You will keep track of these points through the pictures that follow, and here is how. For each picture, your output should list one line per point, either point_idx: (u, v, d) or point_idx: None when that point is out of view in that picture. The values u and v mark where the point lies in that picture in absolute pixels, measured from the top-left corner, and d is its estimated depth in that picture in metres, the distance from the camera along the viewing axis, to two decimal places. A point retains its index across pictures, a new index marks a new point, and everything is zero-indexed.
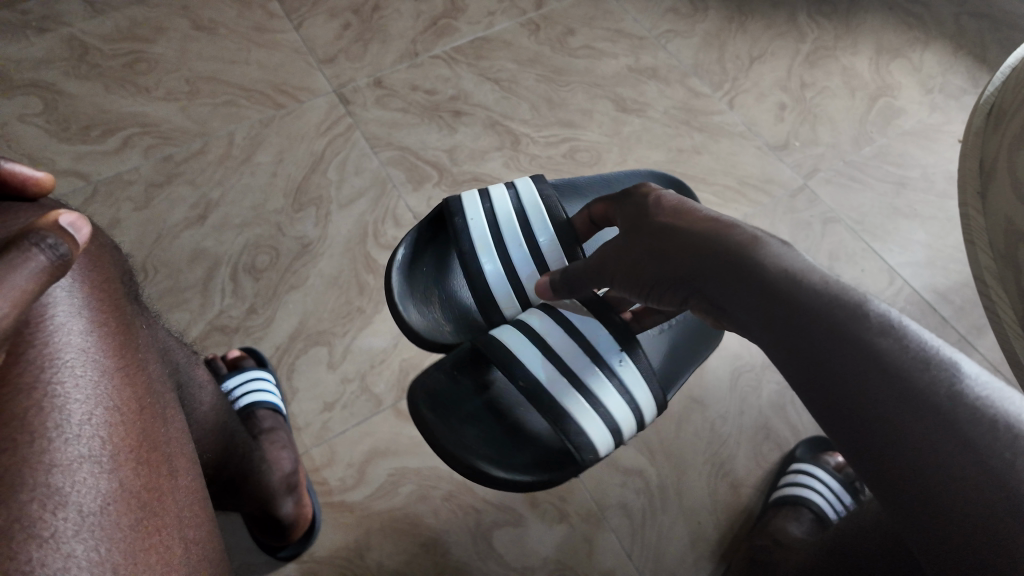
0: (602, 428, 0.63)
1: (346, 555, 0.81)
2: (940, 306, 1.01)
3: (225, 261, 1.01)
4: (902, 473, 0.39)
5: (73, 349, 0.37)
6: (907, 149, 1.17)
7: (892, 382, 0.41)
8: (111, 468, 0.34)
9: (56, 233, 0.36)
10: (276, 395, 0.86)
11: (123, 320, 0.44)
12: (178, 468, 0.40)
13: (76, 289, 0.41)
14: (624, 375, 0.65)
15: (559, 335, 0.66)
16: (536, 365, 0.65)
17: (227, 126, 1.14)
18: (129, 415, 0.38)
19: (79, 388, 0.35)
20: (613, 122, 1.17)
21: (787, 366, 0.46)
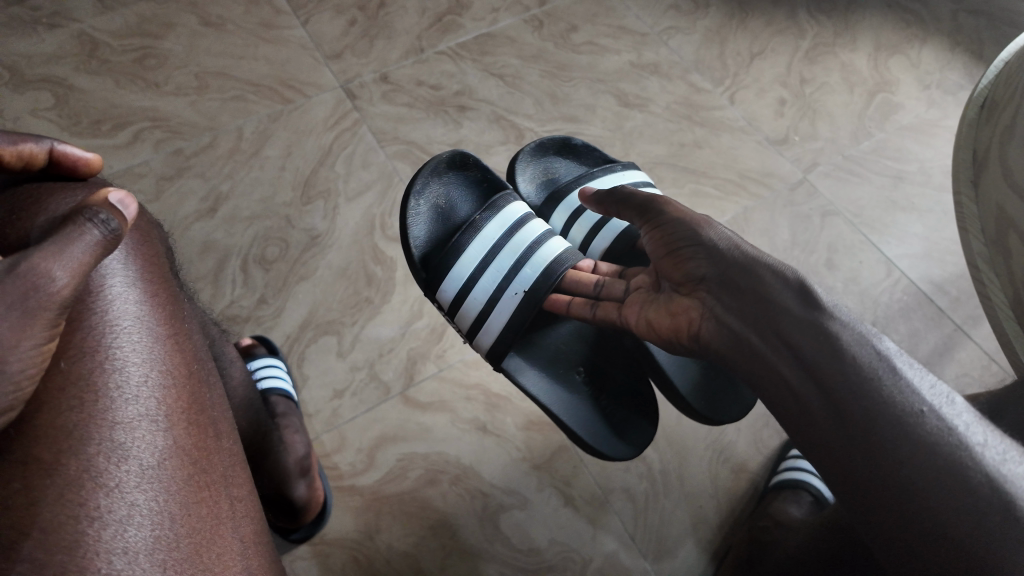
0: (461, 283, 0.80)
1: (356, 537, 0.83)
2: (936, 297, 1.03)
3: (235, 252, 1.03)
4: (891, 482, 0.46)
5: (129, 318, 0.42)
6: (905, 144, 1.19)
7: (891, 406, 0.48)
8: (165, 426, 0.39)
9: (107, 210, 0.41)
10: (287, 382, 0.88)
11: (172, 292, 0.48)
12: (224, 432, 0.45)
13: (131, 264, 0.46)
14: (508, 293, 0.79)
15: (527, 242, 0.81)
16: (498, 220, 0.82)
17: (236, 121, 1.15)
18: (180, 378, 0.43)
19: (136, 351, 0.41)
20: (615, 117, 1.19)
21: (799, 375, 0.52)
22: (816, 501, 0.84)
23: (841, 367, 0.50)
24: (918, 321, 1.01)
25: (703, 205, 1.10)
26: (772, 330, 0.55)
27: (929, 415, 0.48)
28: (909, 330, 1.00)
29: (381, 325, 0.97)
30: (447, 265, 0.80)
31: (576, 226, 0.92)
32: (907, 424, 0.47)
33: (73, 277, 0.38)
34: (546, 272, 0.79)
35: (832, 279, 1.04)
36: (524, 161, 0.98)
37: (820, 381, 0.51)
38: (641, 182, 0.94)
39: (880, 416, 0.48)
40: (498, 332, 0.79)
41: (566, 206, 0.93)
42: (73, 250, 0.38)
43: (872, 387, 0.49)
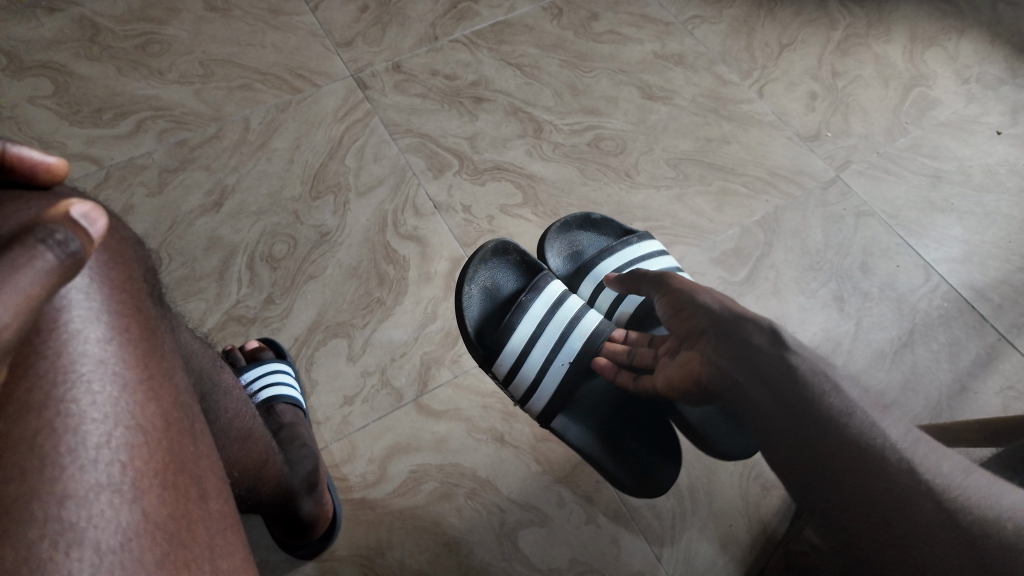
0: (513, 359, 0.79)
1: (367, 554, 0.79)
2: (978, 304, 0.97)
3: (242, 249, 0.98)
4: (875, 528, 0.47)
5: (89, 364, 0.36)
6: (943, 142, 1.12)
7: (865, 452, 0.49)
8: (131, 498, 0.32)
9: (64, 227, 0.33)
10: (296, 389, 0.85)
11: (145, 326, 0.42)
12: (211, 490, 0.37)
13: (96, 293, 0.39)
14: (558, 366, 0.80)
15: (570, 317, 0.81)
16: (541, 298, 0.81)
17: (242, 111, 1.10)
18: (154, 434, 0.36)
19: (96, 405, 0.34)
20: (639, 110, 1.14)
21: (782, 417, 0.54)
22: None
23: (812, 417, 0.53)
24: (957, 329, 0.96)
25: (730, 205, 1.06)
26: (745, 387, 0.58)
27: (900, 456, 0.49)
28: (949, 339, 0.95)
29: (394, 328, 0.92)
30: (500, 343, 0.79)
31: (601, 296, 0.89)
32: (884, 469, 0.48)
33: (13, 314, 0.31)
34: (592, 345, 0.80)
35: (866, 285, 1.00)
36: (551, 239, 0.94)
37: (788, 425, 0.54)
38: (663, 256, 0.91)
39: (857, 460, 0.49)
40: (549, 400, 0.79)
41: (593, 277, 0.90)
42: (17, 282, 0.31)
43: (850, 436, 0.51)
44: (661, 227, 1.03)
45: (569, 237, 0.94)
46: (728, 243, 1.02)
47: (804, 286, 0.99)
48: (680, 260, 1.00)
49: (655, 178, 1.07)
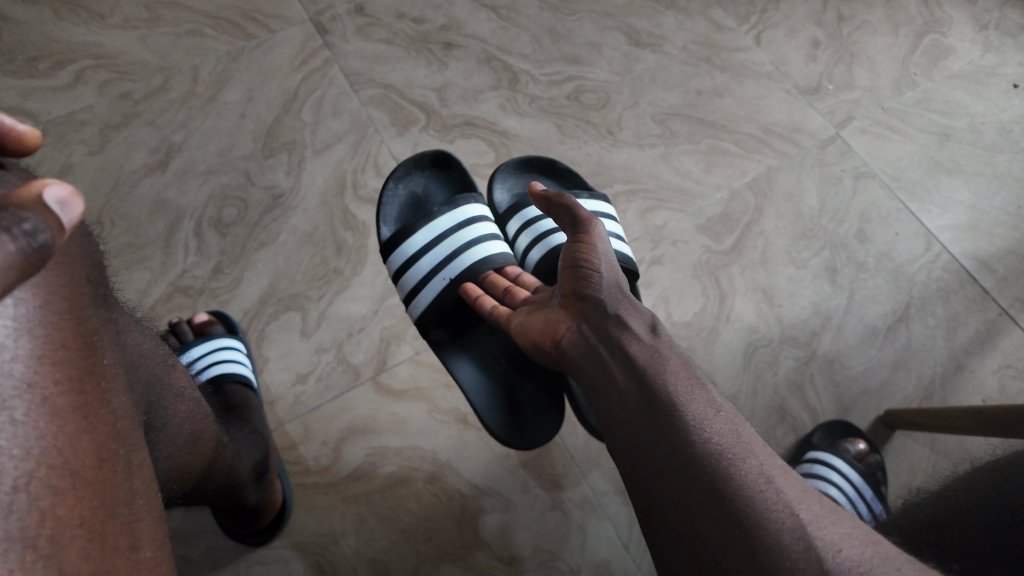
0: (403, 260, 0.74)
1: (319, 542, 0.75)
2: (981, 275, 0.91)
3: (189, 214, 0.91)
4: (698, 548, 0.42)
5: (10, 389, 0.27)
6: (955, 95, 1.03)
7: (710, 471, 0.44)
8: (49, 554, 0.26)
9: (33, 213, 0.26)
10: (248, 366, 0.79)
11: (87, 337, 0.33)
12: (144, 532, 0.31)
13: (32, 299, 0.30)
14: (439, 281, 0.73)
15: (472, 240, 0.74)
16: (452, 214, 0.75)
17: (191, 60, 1.00)
18: (83, 475, 0.29)
19: (17, 438, 0.27)
20: (624, 59, 1.04)
21: (637, 415, 0.49)
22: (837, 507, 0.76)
23: (673, 424, 0.47)
24: (957, 304, 0.89)
25: (719, 165, 0.97)
26: (602, 371, 0.53)
27: (747, 482, 0.43)
28: (947, 314, 0.89)
29: (352, 301, 0.86)
30: (396, 240, 0.75)
31: (522, 238, 0.80)
32: (746, 498, 0.42)
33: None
34: (474, 273, 0.73)
35: (862, 255, 0.93)
36: (505, 171, 0.87)
37: (645, 429, 0.48)
38: (607, 218, 0.82)
39: (710, 481, 0.43)
40: (422, 308, 0.74)
41: (522, 217, 0.82)
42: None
43: (712, 456, 0.44)
44: (643, 190, 0.95)
45: (519, 180, 0.88)
46: (716, 208, 0.94)
47: (794, 256, 0.92)
48: (662, 227, 0.93)
49: (640, 135, 0.99)
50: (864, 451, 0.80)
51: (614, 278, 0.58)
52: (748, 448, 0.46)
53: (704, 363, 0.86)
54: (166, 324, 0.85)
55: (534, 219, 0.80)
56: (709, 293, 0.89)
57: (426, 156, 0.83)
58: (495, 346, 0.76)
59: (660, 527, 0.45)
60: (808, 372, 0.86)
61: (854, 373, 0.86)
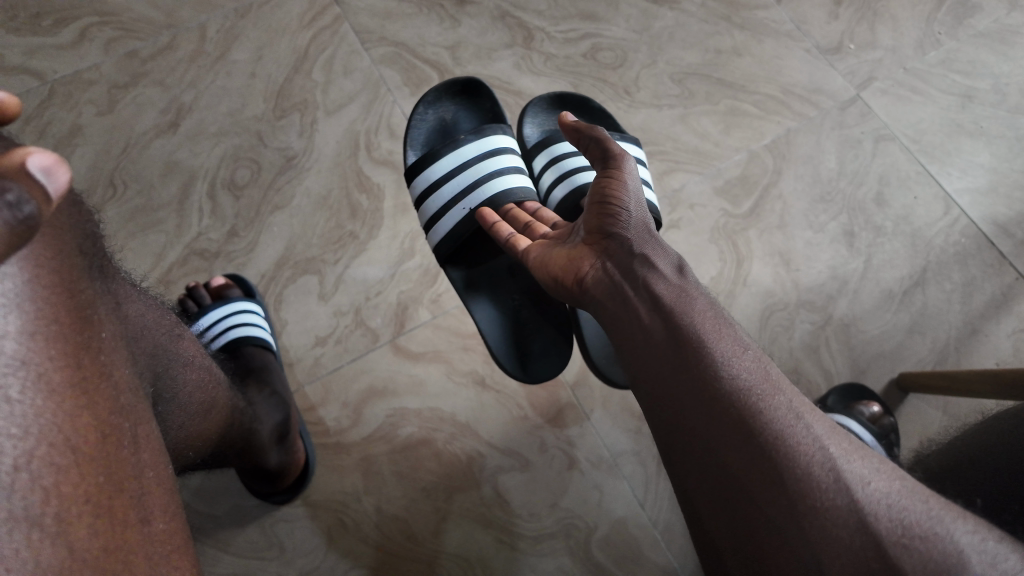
0: (426, 185, 0.74)
1: (342, 499, 0.77)
2: (999, 240, 0.90)
3: (202, 175, 0.90)
4: (726, 480, 0.43)
5: (3, 365, 0.27)
6: (980, 55, 1.00)
7: (740, 407, 0.44)
8: (56, 532, 0.26)
9: (16, 183, 0.25)
10: (267, 330, 0.79)
11: (83, 312, 0.33)
12: (155, 505, 0.31)
13: (20, 274, 0.29)
14: (460, 210, 0.73)
15: (496, 172, 0.73)
16: (479, 143, 0.74)
17: (197, 16, 0.97)
18: (85, 451, 0.28)
19: (14, 417, 0.26)
20: (642, 15, 1.01)
21: (666, 352, 0.49)
22: None
23: (701, 360, 0.47)
24: (974, 268, 0.89)
25: (738, 126, 0.96)
26: (630, 308, 0.52)
27: (776, 418, 0.43)
28: (964, 279, 0.89)
29: (368, 265, 0.86)
30: (421, 165, 0.75)
31: (547, 174, 0.80)
32: (774, 434, 0.43)
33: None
34: (495, 204, 0.72)
35: (880, 219, 0.92)
36: (537, 107, 0.86)
37: (672, 366, 0.48)
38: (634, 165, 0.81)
39: (739, 417, 0.44)
40: (441, 236, 0.74)
41: (550, 153, 0.81)
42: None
43: (740, 393, 0.45)
44: (661, 151, 0.94)
45: (550, 118, 0.86)
46: (734, 170, 0.93)
47: (813, 220, 0.92)
48: (680, 190, 0.92)
49: (658, 96, 0.97)
50: (877, 413, 0.79)
51: (639, 213, 0.56)
52: (775, 385, 0.46)
53: None
54: (183, 287, 0.85)
55: (561, 156, 0.79)
56: (726, 258, 0.89)
57: (458, 83, 0.82)
58: (511, 283, 0.76)
59: (687, 461, 0.46)
60: (824, 336, 0.86)
61: (869, 337, 0.87)
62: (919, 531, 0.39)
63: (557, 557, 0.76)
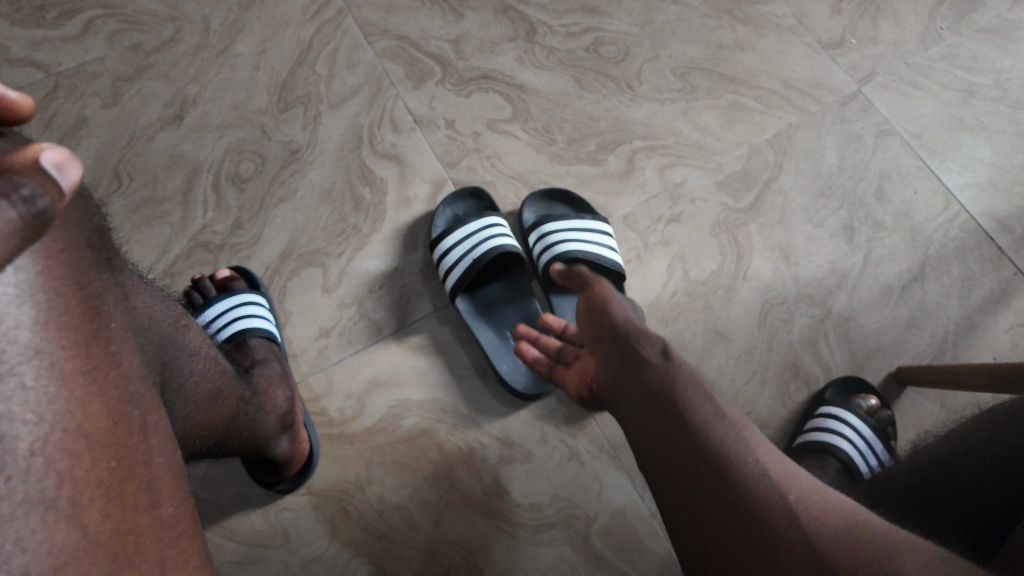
0: (436, 260, 0.84)
1: (346, 489, 0.78)
2: (998, 235, 0.91)
3: (207, 168, 0.91)
4: (709, 537, 0.46)
5: (18, 354, 0.28)
6: (982, 50, 1.00)
7: (716, 470, 0.48)
8: (70, 514, 0.26)
9: (30, 178, 0.25)
10: (271, 322, 0.80)
11: (91, 303, 0.33)
12: (165, 490, 0.31)
13: (33, 265, 0.30)
14: (459, 268, 0.81)
15: (484, 246, 0.81)
16: (478, 223, 0.83)
17: (201, 9, 0.98)
18: (98, 436, 0.29)
19: (28, 404, 0.27)
20: (644, 9, 1.01)
21: (655, 429, 0.53)
22: (844, 468, 0.78)
23: (684, 431, 0.51)
24: (973, 263, 0.90)
25: (739, 121, 0.96)
26: (626, 391, 0.58)
27: (750, 477, 0.47)
28: (963, 273, 0.89)
29: (371, 258, 0.87)
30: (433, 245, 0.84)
31: (537, 247, 0.86)
32: (744, 492, 0.46)
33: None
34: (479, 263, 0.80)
35: (880, 213, 0.93)
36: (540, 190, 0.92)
37: (661, 441, 0.52)
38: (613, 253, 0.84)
39: (714, 480, 0.47)
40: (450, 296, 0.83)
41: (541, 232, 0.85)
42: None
43: (715, 456, 0.49)
44: (663, 146, 0.94)
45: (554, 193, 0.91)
46: (735, 165, 0.94)
47: (813, 215, 0.92)
48: (681, 184, 0.93)
49: (660, 90, 0.97)
50: (876, 407, 0.81)
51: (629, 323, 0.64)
52: (749, 445, 0.49)
53: (721, 320, 0.87)
54: (189, 279, 0.86)
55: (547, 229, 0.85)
56: (726, 252, 0.90)
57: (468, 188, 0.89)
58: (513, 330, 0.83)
59: (679, 529, 0.49)
60: (823, 330, 0.87)
61: (868, 331, 0.87)
62: (877, 560, 0.39)
63: (558, 546, 0.77)
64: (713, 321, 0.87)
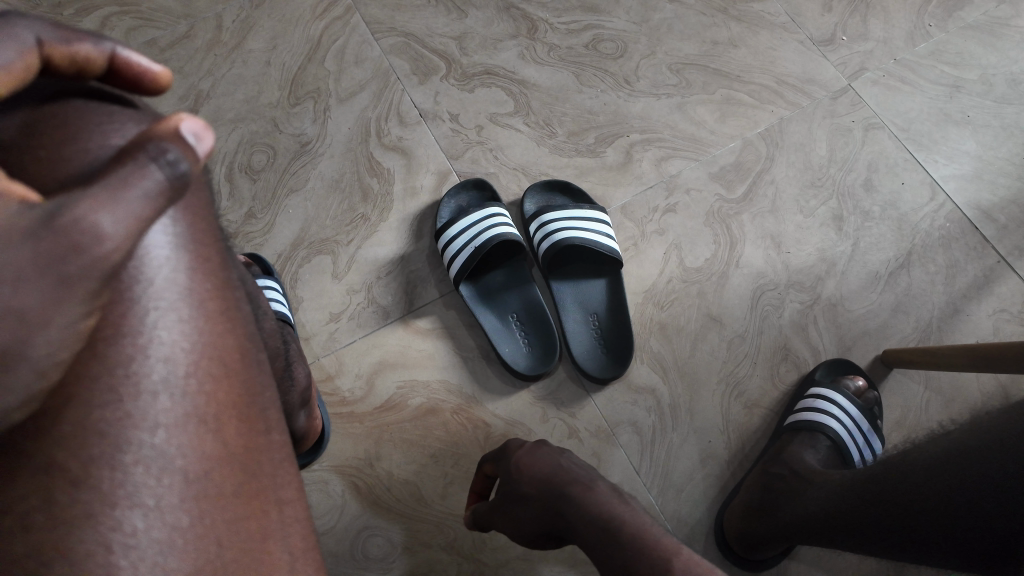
0: (442, 248, 0.87)
1: (356, 465, 0.82)
2: (983, 225, 0.94)
3: (219, 160, 0.94)
4: None
5: (177, 291, 0.32)
6: (967, 47, 1.04)
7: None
8: (214, 429, 0.31)
9: (173, 144, 0.31)
10: (285, 306, 0.83)
11: (225, 249, 0.37)
12: (274, 420, 0.35)
13: (184, 216, 0.34)
14: (464, 254, 0.84)
15: (486, 233, 0.85)
16: (482, 213, 0.87)
17: (215, 7, 1.02)
18: (233, 366, 0.33)
19: (183, 335, 0.32)
20: (641, 7, 1.05)
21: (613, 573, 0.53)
22: (834, 447, 0.81)
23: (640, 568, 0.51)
24: (958, 251, 0.93)
25: (733, 115, 1.00)
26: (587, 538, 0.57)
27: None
28: (948, 261, 0.93)
29: (378, 246, 0.91)
30: (439, 234, 0.88)
31: (536, 235, 0.89)
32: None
33: (125, 234, 0.28)
34: (484, 249, 0.83)
35: (868, 204, 0.96)
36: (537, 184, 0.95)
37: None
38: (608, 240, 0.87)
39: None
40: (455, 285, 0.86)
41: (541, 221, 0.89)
42: (129, 198, 0.28)
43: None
44: (659, 139, 0.98)
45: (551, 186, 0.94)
46: (729, 157, 0.97)
47: (803, 205, 0.96)
48: (676, 175, 0.96)
49: (656, 85, 1.01)
50: (863, 387, 0.84)
51: (544, 464, 0.63)
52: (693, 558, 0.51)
53: (714, 305, 0.90)
54: None
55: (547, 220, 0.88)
56: (720, 240, 0.93)
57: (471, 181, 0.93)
58: (518, 315, 0.87)
59: None
60: (812, 315, 0.90)
61: (856, 316, 0.91)
62: None
63: None
64: (707, 306, 0.90)
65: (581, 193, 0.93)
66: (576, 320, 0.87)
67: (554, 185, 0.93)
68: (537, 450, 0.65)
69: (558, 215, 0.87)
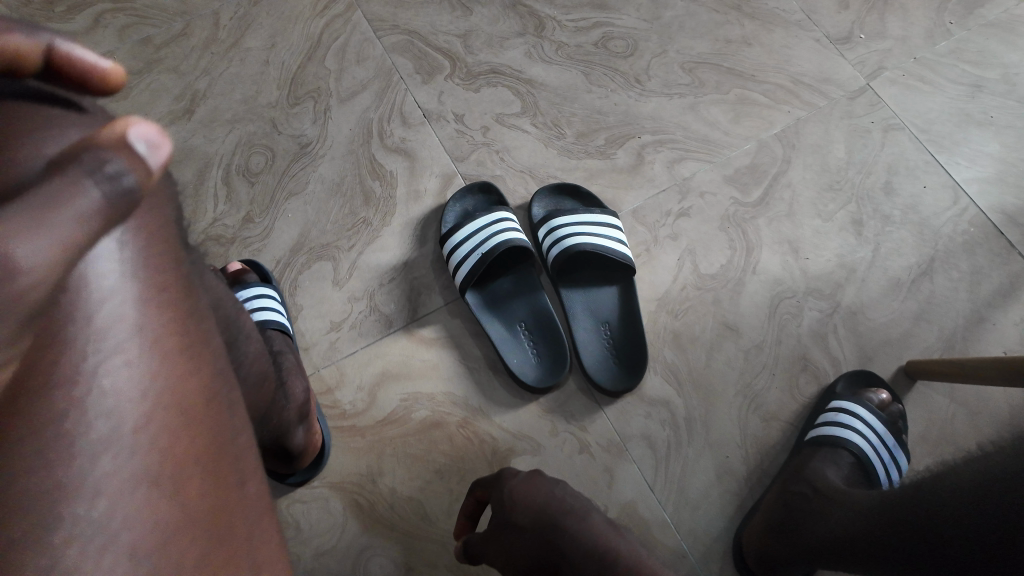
0: (447, 254, 0.84)
1: (358, 481, 0.78)
2: (1007, 229, 0.91)
3: (217, 162, 0.91)
4: None
5: (125, 331, 0.29)
6: (989, 45, 1.00)
7: None
8: (170, 491, 0.27)
9: (116, 155, 0.28)
10: (283, 315, 0.79)
11: (185, 281, 0.34)
12: (250, 472, 0.32)
13: (132, 247, 0.31)
14: (470, 260, 0.81)
15: (494, 238, 0.81)
16: (487, 218, 0.83)
17: (211, 4, 0.99)
18: (194, 411, 0.30)
19: (131, 381, 0.28)
20: (652, 5, 1.01)
21: None
22: (858, 463, 0.77)
23: None
24: (982, 257, 0.90)
25: (747, 115, 0.97)
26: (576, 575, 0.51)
27: None
28: (972, 268, 0.89)
29: (381, 252, 0.87)
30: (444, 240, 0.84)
31: (546, 241, 0.86)
32: None
33: (49, 258, 0.27)
34: (491, 255, 0.80)
35: (888, 207, 0.93)
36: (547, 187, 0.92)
37: None
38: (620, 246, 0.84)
39: None
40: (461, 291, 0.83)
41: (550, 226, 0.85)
42: (59, 219, 0.27)
43: None
44: (671, 140, 0.95)
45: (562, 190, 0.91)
46: (744, 159, 0.94)
47: (821, 209, 0.93)
48: (690, 178, 0.93)
49: (668, 84, 0.97)
50: (887, 400, 0.81)
51: (537, 492, 0.57)
52: None
53: (730, 313, 0.87)
54: None
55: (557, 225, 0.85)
56: (735, 245, 0.90)
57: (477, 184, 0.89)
58: (526, 324, 0.83)
59: None
60: (831, 324, 0.87)
61: (876, 325, 0.87)
62: None
63: None
64: (722, 314, 0.87)
65: (591, 197, 0.90)
66: (587, 329, 0.84)
67: (564, 188, 0.90)
68: (531, 478, 0.60)
69: (568, 220, 0.84)
